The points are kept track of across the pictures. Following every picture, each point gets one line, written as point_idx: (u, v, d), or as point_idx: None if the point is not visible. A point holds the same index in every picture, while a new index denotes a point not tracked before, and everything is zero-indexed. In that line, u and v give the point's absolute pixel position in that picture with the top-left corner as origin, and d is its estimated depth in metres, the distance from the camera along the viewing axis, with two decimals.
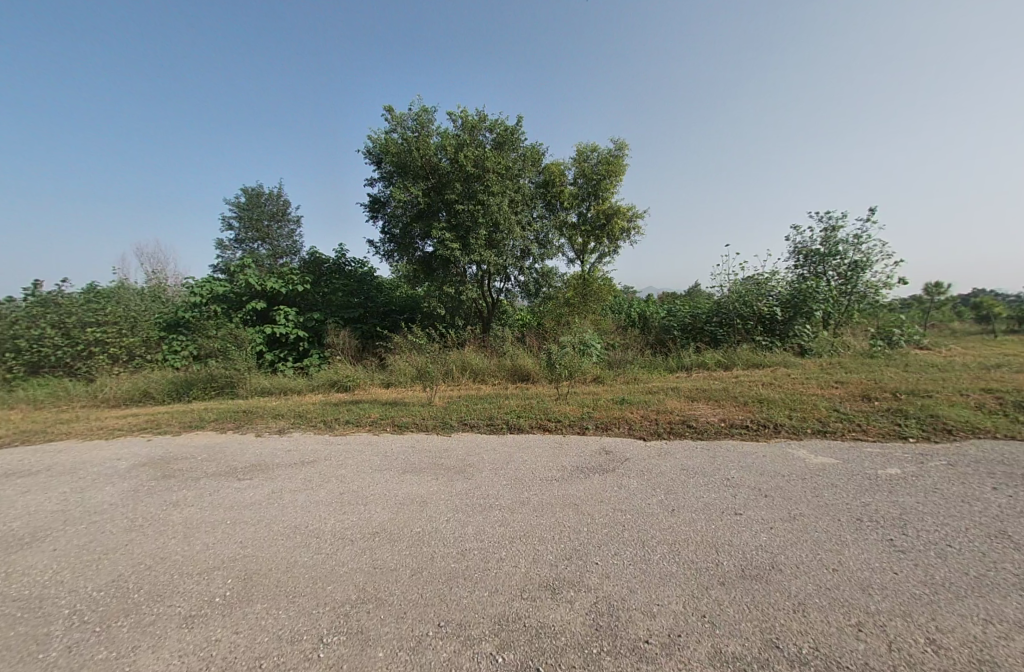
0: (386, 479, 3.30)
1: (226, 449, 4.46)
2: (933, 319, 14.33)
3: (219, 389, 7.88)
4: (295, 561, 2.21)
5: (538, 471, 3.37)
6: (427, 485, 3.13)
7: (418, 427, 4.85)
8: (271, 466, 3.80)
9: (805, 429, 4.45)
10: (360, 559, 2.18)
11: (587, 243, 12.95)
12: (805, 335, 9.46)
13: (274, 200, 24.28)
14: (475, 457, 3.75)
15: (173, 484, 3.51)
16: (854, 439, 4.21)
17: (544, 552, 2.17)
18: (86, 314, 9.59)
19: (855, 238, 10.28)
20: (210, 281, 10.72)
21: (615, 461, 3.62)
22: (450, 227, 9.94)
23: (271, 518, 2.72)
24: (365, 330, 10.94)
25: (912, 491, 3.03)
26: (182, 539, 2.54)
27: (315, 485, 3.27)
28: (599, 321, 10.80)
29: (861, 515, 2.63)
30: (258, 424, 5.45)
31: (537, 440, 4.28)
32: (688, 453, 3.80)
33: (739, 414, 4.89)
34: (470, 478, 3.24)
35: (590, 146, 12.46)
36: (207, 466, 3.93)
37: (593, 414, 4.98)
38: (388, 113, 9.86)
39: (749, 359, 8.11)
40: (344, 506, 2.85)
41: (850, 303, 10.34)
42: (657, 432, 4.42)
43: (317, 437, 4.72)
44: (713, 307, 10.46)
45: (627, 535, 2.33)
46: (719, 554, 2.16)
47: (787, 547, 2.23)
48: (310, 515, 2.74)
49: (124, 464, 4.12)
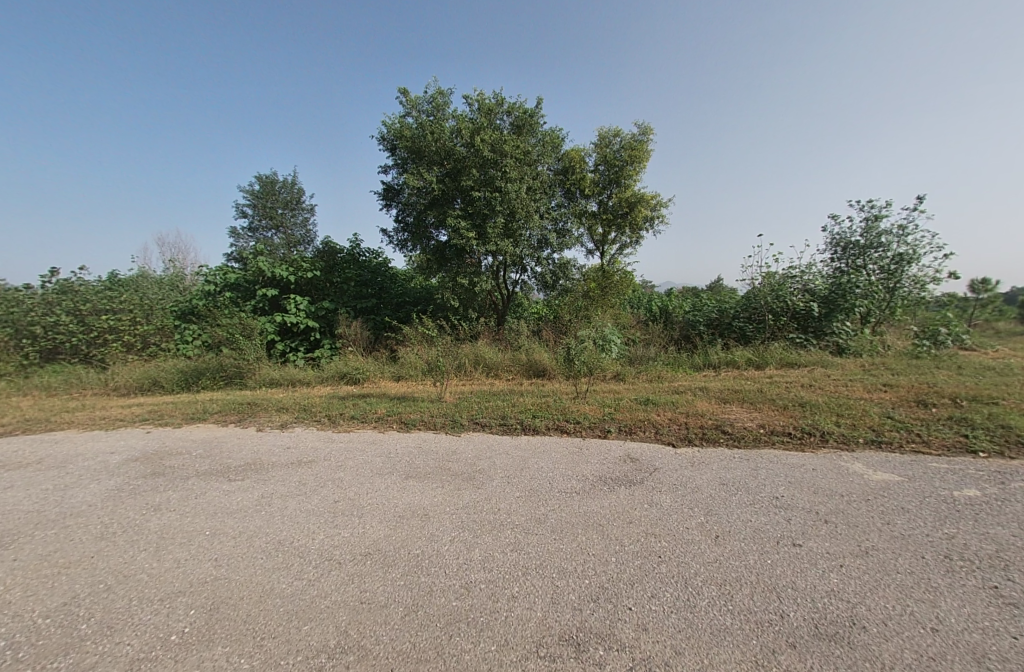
0: (385, 486, 2.97)
1: (223, 444, 4.21)
2: (980, 317, 13.25)
3: (227, 379, 7.75)
4: (271, 591, 1.88)
5: (556, 481, 2.98)
6: (432, 496, 2.78)
7: (426, 425, 4.51)
8: (265, 466, 3.52)
9: (857, 440, 3.94)
10: (346, 590, 1.85)
11: (608, 233, 12.37)
12: (844, 333, 8.80)
13: (289, 188, 24.31)
14: (485, 462, 3.38)
15: (160, 483, 3.26)
16: (914, 453, 3.70)
17: (566, 591, 1.80)
18: (101, 301, 9.62)
19: (900, 229, 9.47)
20: (223, 268, 10.59)
21: (643, 471, 3.21)
22: (465, 215, 9.54)
23: (254, 531, 2.42)
24: (378, 321, 10.68)
25: (1004, 519, 2.53)
26: (154, 555, 2.26)
27: (308, 490, 2.96)
28: (619, 315, 10.30)
29: (950, 550, 2.17)
30: (260, 417, 5.20)
31: (556, 443, 3.90)
32: (726, 465, 3.36)
33: (780, 420, 4.39)
34: (479, 488, 2.88)
35: (612, 131, 11.86)
36: (200, 463, 3.67)
37: (616, 415, 4.57)
38: (403, 96, 9.46)
39: (782, 358, 7.55)
40: (336, 517, 2.53)
41: (893, 300, 9.58)
42: (687, 437, 3.97)
43: (318, 434, 4.43)
44: (742, 301, 9.87)
45: (665, 570, 1.95)
46: (783, 602, 1.75)
47: (868, 596, 1.80)
48: (298, 527, 2.43)
49: (116, 458, 3.91)
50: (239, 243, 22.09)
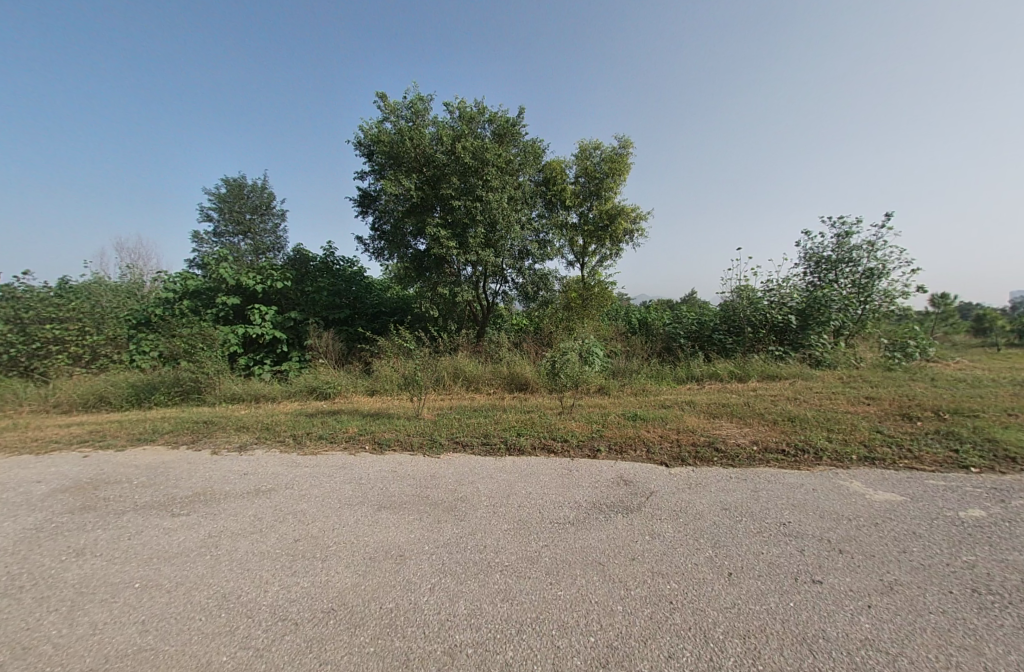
0: (354, 520, 2.61)
1: (171, 470, 3.74)
2: (941, 329, 13.79)
3: (184, 394, 7.14)
4: (209, 666, 1.53)
5: (546, 510, 2.69)
6: (407, 531, 2.45)
7: (401, 446, 4.15)
8: (215, 497, 3.08)
9: (851, 456, 3.83)
10: (302, 662, 1.52)
11: (588, 244, 12.34)
12: (820, 346, 8.92)
13: (258, 192, 23.35)
14: (468, 488, 3.07)
15: (87, 519, 2.79)
16: (909, 469, 3.62)
17: (570, 654, 1.52)
18: (46, 309, 8.84)
19: (869, 245, 9.82)
20: (184, 275, 9.91)
21: (639, 495, 2.96)
22: (445, 224, 9.28)
23: (194, 582, 2.03)
24: (350, 332, 10.20)
25: (1017, 543, 2.42)
26: (64, 617, 1.84)
27: (264, 527, 2.57)
28: (600, 326, 10.19)
29: (976, 584, 2.02)
30: (217, 438, 4.71)
31: (544, 464, 3.62)
32: (724, 486, 3.15)
33: (773, 436, 4.24)
34: (461, 521, 2.55)
35: (593, 144, 11.92)
36: (141, 494, 3.21)
37: (605, 432, 4.32)
38: (381, 100, 9.20)
39: (763, 371, 7.55)
40: (295, 561, 2.17)
41: (864, 313, 9.84)
42: (681, 457, 3.75)
43: (281, 457, 4.00)
44: (722, 313, 9.93)
45: (682, 621, 1.70)
46: (817, 658, 1.53)
47: (907, 645, 1.61)
48: (249, 576, 2.06)
49: (41, 488, 3.39)
50: (203, 247, 21.05)
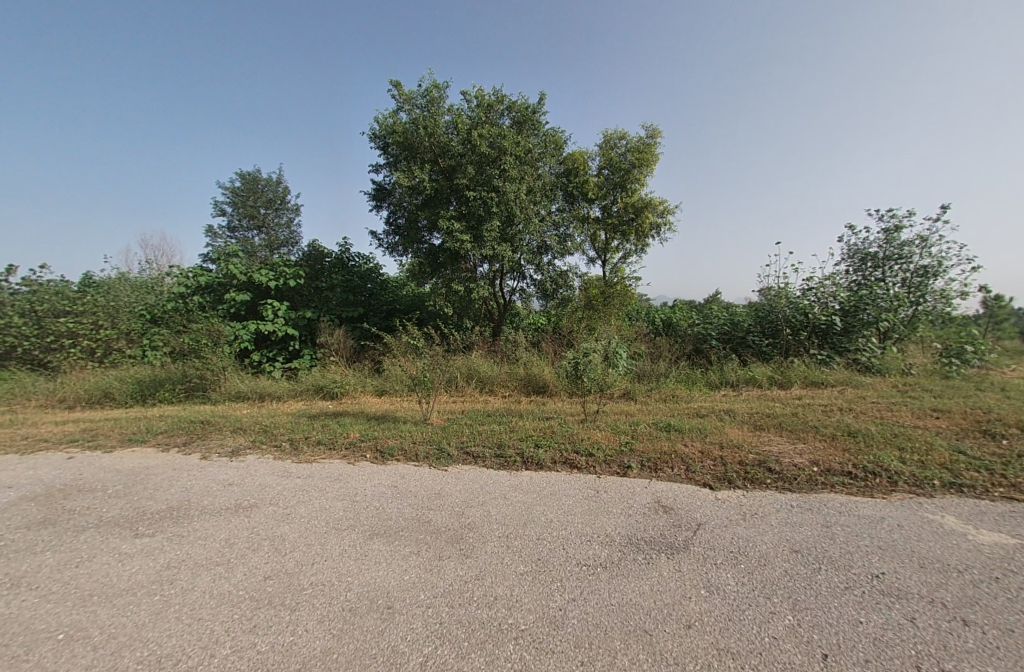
0: (340, 552, 2.17)
1: (154, 478, 3.37)
2: (995, 335, 12.60)
3: (189, 391, 6.92)
4: None
5: (572, 546, 2.20)
6: (400, 571, 1.98)
7: (405, 456, 3.70)
8: (190, 513, 2.69)
9: (933, 483, 3.20)
10: None
11: (611, 240, 11.75)
12: (867, 350, 8.13)
13: (273, 187, 23.56)
14: (478, 513, 2.59)
15: (42, 539, 2.41)
16: (1010, 500, 2.98)
17: None
18: (61, 303, 8.82)
19: (922, 241, 9.01)
20: (197, 269, 9.71)
21: (685, 529, 2.43)
22: (460, 217, 8.84)
23: (129, 638, 1.60)
24: (363, 329, 9.85)
25: None
26: None
27: (232, 557, 2.15)
28: (623, 325, 9.56)
29: None
30: (210, 440, 4.36)
31: (567, 483, 3.11)
32: (789, 519, 2.60)
33: (834, 455, 3.62)
34: (467, 559, 2.08)
35: (618, 134, 11.31)
36: (112, 505, 2.84)
37: (635, 446, 3.76)
38: (396, 89, 8.82)
39: (805, 377, 6.86)
40: (258, 611, 1.73)
41: (915, 315, 8.98)
42: (727, 478, 3.19)
43: (273, 465, 3.60)
44: (756, 313, 9.22)
45: None
46: None
47: None
48: (195, 634, 1.62)
49: (9, 496, 3.06)
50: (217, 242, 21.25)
